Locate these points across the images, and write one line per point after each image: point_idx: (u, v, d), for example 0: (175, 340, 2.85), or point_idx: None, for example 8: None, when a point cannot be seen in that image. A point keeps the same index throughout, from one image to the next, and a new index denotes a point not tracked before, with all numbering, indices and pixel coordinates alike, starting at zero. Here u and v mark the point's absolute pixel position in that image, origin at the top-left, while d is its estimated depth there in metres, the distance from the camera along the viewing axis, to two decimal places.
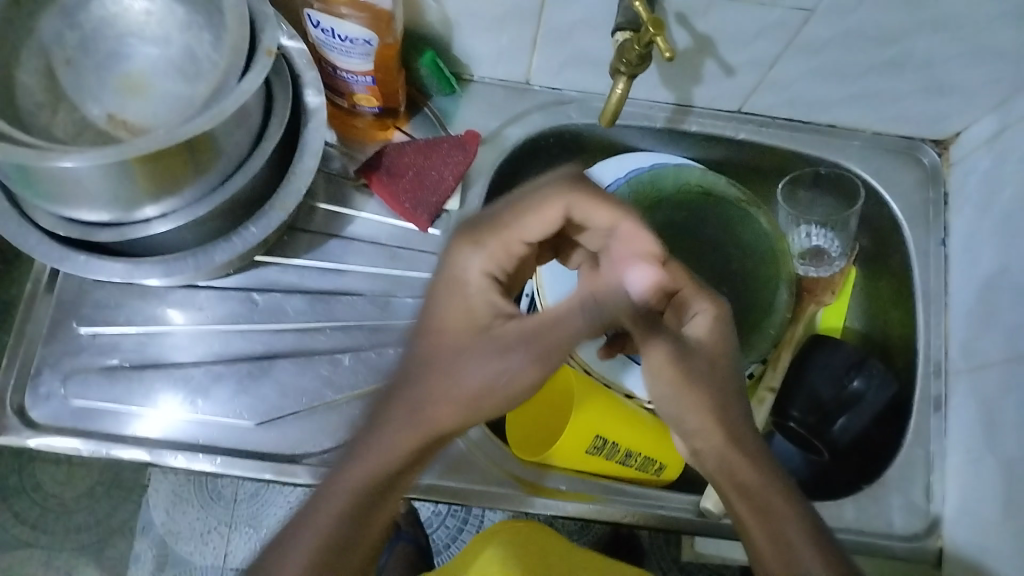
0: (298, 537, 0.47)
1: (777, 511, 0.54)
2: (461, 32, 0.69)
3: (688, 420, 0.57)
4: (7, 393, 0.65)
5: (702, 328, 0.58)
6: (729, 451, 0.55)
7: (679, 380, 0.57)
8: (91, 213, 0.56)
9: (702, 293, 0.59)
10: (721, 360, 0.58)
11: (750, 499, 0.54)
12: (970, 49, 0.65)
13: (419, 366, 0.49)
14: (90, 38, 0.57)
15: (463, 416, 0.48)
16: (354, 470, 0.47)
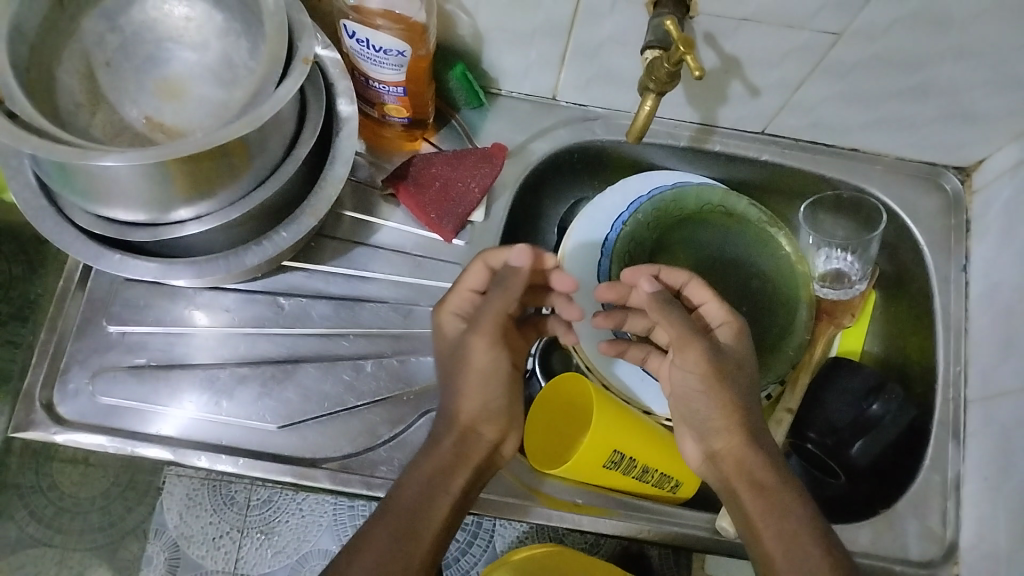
0: (367, 547, 0.55)
1: (783, 502, 0.59)
2: (491, 47, 0.70)
3: (713, 418, 0.62)
4: (36, 388, 0.66)
5: (730, 339, 0.63)
6: (748, 450, 0.61)
7: (706, 391, 0.62)
8: (127, 213, 0.57)
9: (726, 309, 0.64)
10: (746, 368, 0.62)
11: (757, 492, 0.60)
12: (996, 77, 0.65)
13: (441, 420, 0.63)
14: (130, 42, 0.59)
15: (468, 425, 0.62)
16: (403, 500, 0.58)
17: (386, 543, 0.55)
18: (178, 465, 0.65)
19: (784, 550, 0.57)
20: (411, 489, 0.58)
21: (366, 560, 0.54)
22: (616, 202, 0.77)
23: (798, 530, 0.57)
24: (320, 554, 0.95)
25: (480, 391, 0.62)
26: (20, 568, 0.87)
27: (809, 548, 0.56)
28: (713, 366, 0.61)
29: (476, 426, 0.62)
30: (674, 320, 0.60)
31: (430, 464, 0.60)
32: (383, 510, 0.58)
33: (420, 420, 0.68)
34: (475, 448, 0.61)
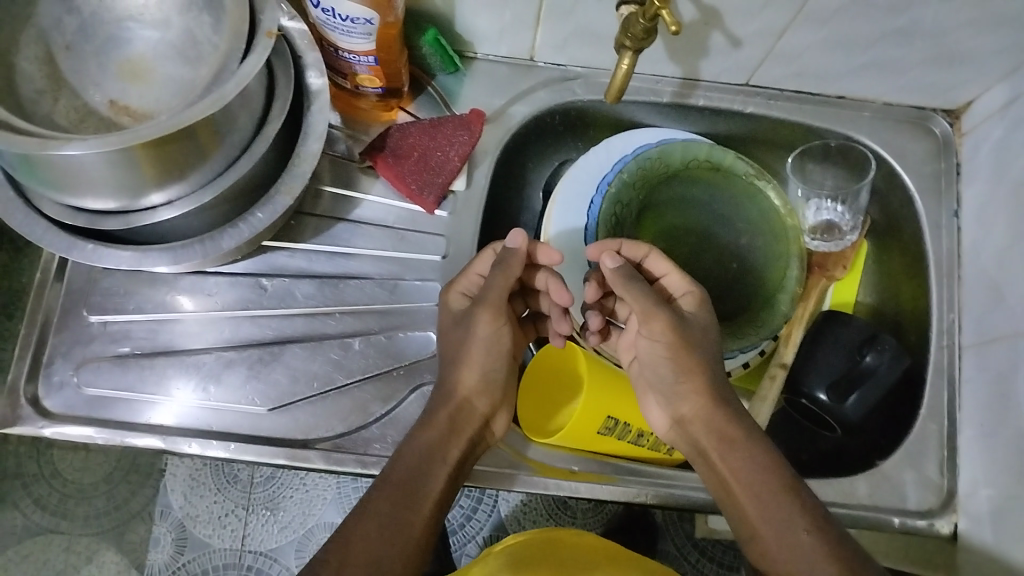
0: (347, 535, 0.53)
1: (750, 452, 0.57)
2: (463, 10, 0.68)
3: (680, 381, 0.60)
4: (20, 382, 0.65)
5: (693, 309, 0.62)
6: (715, 411, 0.59)
7: (673, 356, 0.60)
8: (97, 202, 0.55)
9: (689, 281, 0.64)
10: (712, 334, 0.62)
11: (727, 447, 0.58)
12: (982, 15, 0.63)
13: (436, 393, 0.62)
14: (89, 23, 0.57)
15: (463, 397, 0.61)
16: (400, 471, 0.57)
17: (386, 512, 0.54)
18: (170, 454, 0.64)
19: (754, 500, 0.56)
20: (407, 461, 0.57)
21: (365, 532, 0.53)
22: (601, 161, 0.76)
23: (765, 481, 0.56)
24: (325, 527, 0.96)
25: (480, 364, 0.62)
26: (27, 557, 0.83)
27: (778, 497, 0.55)
28: (678, 332, 0.60)
29: (472, 398, 0.61)
30: (636, 295, 0.60)
31: (424, 435, 0.59)
32: (381, 482, 0.56)
33: (411, 395, 0.67)
34: (469, 421, 0.61)
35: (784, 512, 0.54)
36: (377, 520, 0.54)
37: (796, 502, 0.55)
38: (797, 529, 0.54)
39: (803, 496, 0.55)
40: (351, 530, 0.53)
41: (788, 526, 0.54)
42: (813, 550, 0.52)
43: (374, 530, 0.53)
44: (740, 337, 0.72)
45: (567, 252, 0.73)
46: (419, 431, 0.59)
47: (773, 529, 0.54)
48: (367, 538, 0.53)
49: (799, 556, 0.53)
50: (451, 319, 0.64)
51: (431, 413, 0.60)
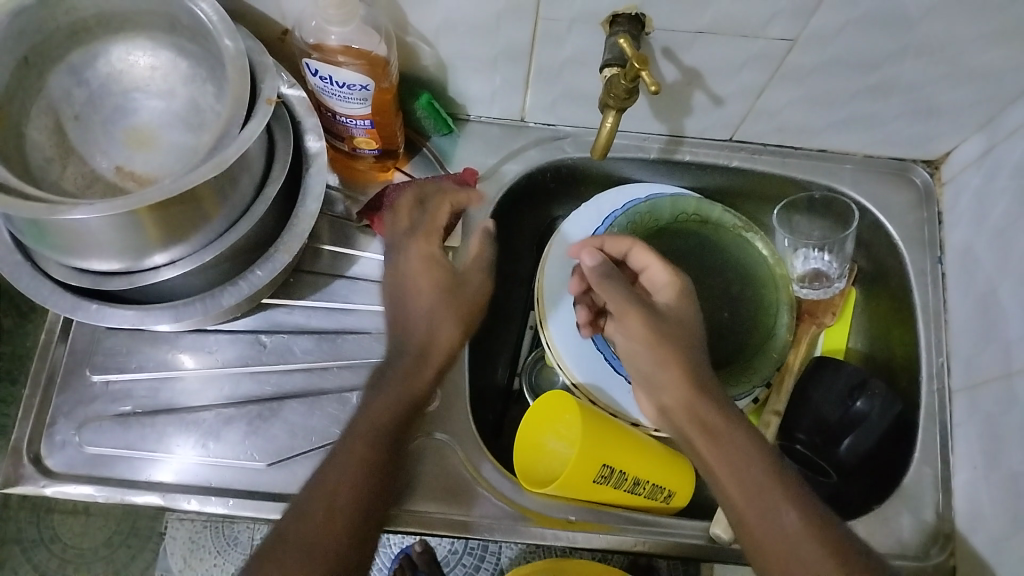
0: (329, 498, 0.55)
1: (734, 438, 0.58)
2: (455, 74, 0.71)
3: (659, 374, 0.61)
4: (23, 443, 0.66)
5: (672, 299, 0.64)
6: (695, 399, 0.59)
7: (651, 350, 0.61)
8: (102, 262, 0.57)
9: (669, 270, 0.65)
10: (691, 325, 0.62)
11: (706, 431, 0.59)
12: (952, 71, 0.66)
13: (397, 342, 0.61)
14: (97, 94, 0.60)
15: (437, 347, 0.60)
16: (372, 425, 0.58)
17: (362, 474, 0.56)
18: (170, 511, 0.65)
19: (737, 485, 0.57)
20: (379, 415, 0.58)
21: (349, 488, 0.55)
22: (591, 218, 0.78)
23: (755, 472, 0.57)
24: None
25: (454, 320, 0.61)
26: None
27: (762, 484, 0.56)
28: (653, 327, 0.61)
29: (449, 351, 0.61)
30: (610, 293, 0.63)
31: (396, 384, 0.59)
32: (357, 435, 0.57)
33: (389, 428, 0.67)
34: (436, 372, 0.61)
35: (771, 500, 0.56)
36: (349, 484, 0.55)
37: (783, 494, 0.56)
38: (783, 520, 0.55)
39: (781, 478, 0.57)
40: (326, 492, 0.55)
41: (775, 516, 0.55)
42: (798, 542, 0.54)
43: (347, 495, 0.55)
44: (734, 385, 0.73)
45: (559, 301, 0.76)
46: (385, 379, 0.60)
47: (757, 514, 0.55)
48: (341, 500, 0.55)
49: (785, 548, 0.54)
50: (412, 274, 0.63)
51: (400, 360, 0.60)
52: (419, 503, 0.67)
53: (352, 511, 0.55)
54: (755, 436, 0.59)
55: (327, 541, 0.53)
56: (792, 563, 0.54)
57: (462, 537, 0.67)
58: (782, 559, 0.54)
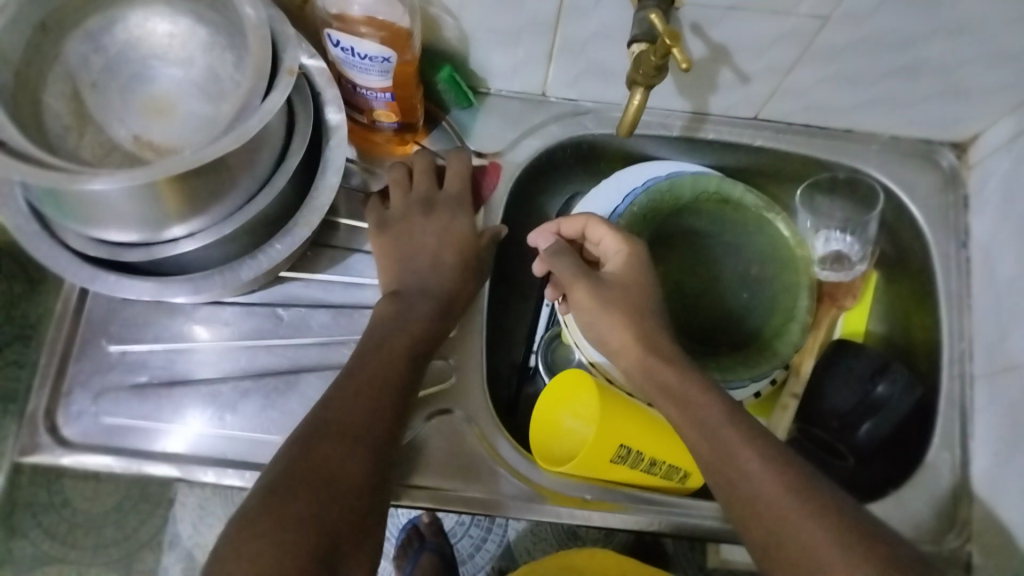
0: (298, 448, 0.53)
1: (693, 393, 0.57)
2: (477, 47, 0.70)
3: (611, 341, 0.61)
4: (40, 412, 0.66)
5: (618, 263, 0.64)
6: (649, 359, 0.60)
7: (598, 318, 0.62)
8: (121, 234, 0.57)
9: (621, 236, 0.65)
10: (636, 289, 0.62)
11: (667, 396, 0.58)
12: (986, 53, 0.64)
13: (412, 291, 0.65)
14: (115, 61, 0.59)
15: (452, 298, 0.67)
16: (365, 377, 0.58)
17: (378, 401, 0.57)
18: (185, 482, 0.65)
19: (699, 436, 0.56)
20: (372, 371, 0.59)
21: (339, 421, 0.55)
22: (611, 197, 0.78)
23: (715, 418, 0.56)
24: None
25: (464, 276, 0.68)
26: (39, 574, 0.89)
27: (723, 432, 0.55)
28: (599, 295, 0.62)
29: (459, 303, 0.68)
30: (560, 266, 0.64)
31: (412, 330, 0.63)
32: (333, 396, 0.57)
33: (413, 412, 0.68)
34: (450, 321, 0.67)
35: (732, 445, 0.55)
36: (367, 406, 0.57)
37: (742, 436, 0.55)
38: (746, 459, 0.54)
39: (740, 425, 0.56)
40: (329, 414, 0.55)
41: (736, 457, 0.54)
42: (763, 480, 0.53)
43: (366, 413, 0.56)
44: (754, 368, 0.72)
45: None
46: (381, 343, 0.61)
47: (722, 465, 0.54)
48: (360, 417, 0.56)
49: (750, 486, 0.53)
50: (431, 240, 0.68)
51: (416, 309, 0.64)
52: (434, 479, 0.67)
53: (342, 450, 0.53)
54: (710, 388, 0.58)
55: (356, 447, 0.54)
56: (758, 501, 0.53)
57: (477, 514, 0.67)
58: (747, 499, 0.53)
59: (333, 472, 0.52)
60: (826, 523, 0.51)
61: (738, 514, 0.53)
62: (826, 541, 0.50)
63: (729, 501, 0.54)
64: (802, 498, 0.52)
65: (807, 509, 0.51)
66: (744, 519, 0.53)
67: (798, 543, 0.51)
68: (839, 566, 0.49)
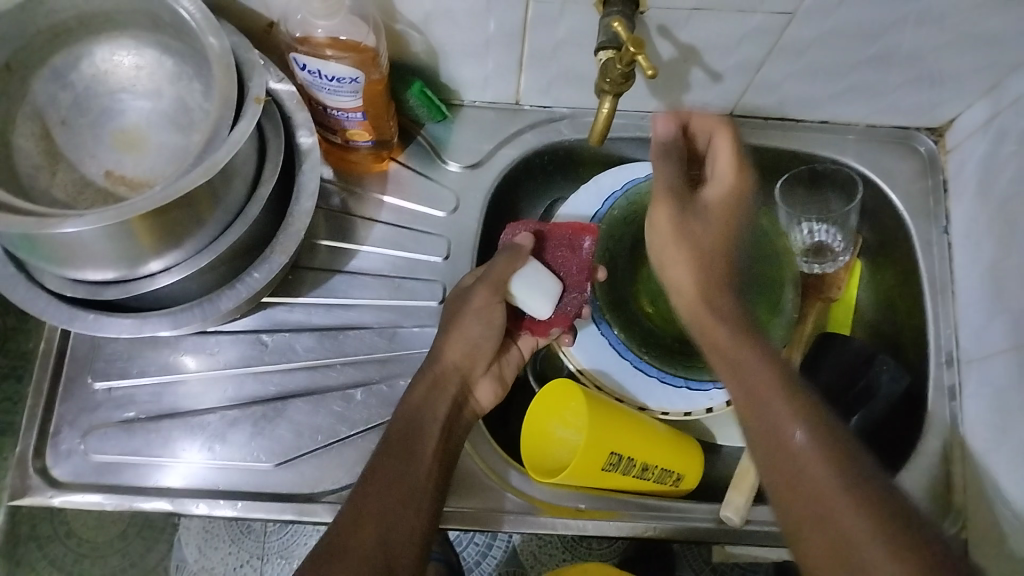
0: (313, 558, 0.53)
1: (744, 358, 0.54)
2: (447, 61, 0.69)
3: (671, 250, 0.59)
4: (28, 453, 0.66)
5: (712, 190, 0.61)
6: (698, 300, 0.58)
7: (671, 239, 0.59)
8: (97, 273, 0.56)
9: (738, 159, 0.61)
10: (729, 222, 0.60)
11: (713, 351, 0.56)
12: (954, 39, 0.64)
13: (424, 361, 0.65)
14: (83, 97, 0.59)
15: (447, 362, 0.64)
16: (386, 464, 0.58)
17: (399, 490, 0.57)
18: (179, 516, 0.65)
19: (749, 401, 0.53)
20: (391, 453, 0.59)
21: (358, 522, 0.55)
22: (591, 201, 0.77)
23: (761, 385, 0.53)
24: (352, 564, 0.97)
25: (465, 334, 0.65)
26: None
27: (769, 399, 0.52)
28: (686, 216, 0.59)
29: (454, 363, 0.64)
30: (660, 169, 0.61)
31: (417, 397, 0.62)
32: (364, 491, 0.57)
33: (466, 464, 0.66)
34: (448, 384, 0.64)
35: (778, 414, 0.51)
36: (405, 491, 0.57)
37: (786, 394, 0.52)
38: (789, 430, 0.50)
39: (792, 390, 0.52)
40: (365, 491, 0.57)
41: (781, 430, 0.51)
42: (804, 454, 0.49)
43: (392, 502, 0.56)
44: None
45: None
46: (410, 416, 0.61)
47: (768, 430, 0.51)
48: (394, 505, 0.56)
49: (789, 458, 0.50)
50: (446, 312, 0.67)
51: (420, 377, 0.63)
52: None
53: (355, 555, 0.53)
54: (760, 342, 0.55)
55: (360, 549, 0.54)
56: (799, 482, 0.49)
57: (471, 530, 0.66)
58: (785, 460, 0.50)
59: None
60: (859, 499, 0.47)
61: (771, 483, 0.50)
62: (858, 523, 0.46)
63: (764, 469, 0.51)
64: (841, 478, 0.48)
65: (847, 483, 0.48)
66: (778, 491, 0.50)
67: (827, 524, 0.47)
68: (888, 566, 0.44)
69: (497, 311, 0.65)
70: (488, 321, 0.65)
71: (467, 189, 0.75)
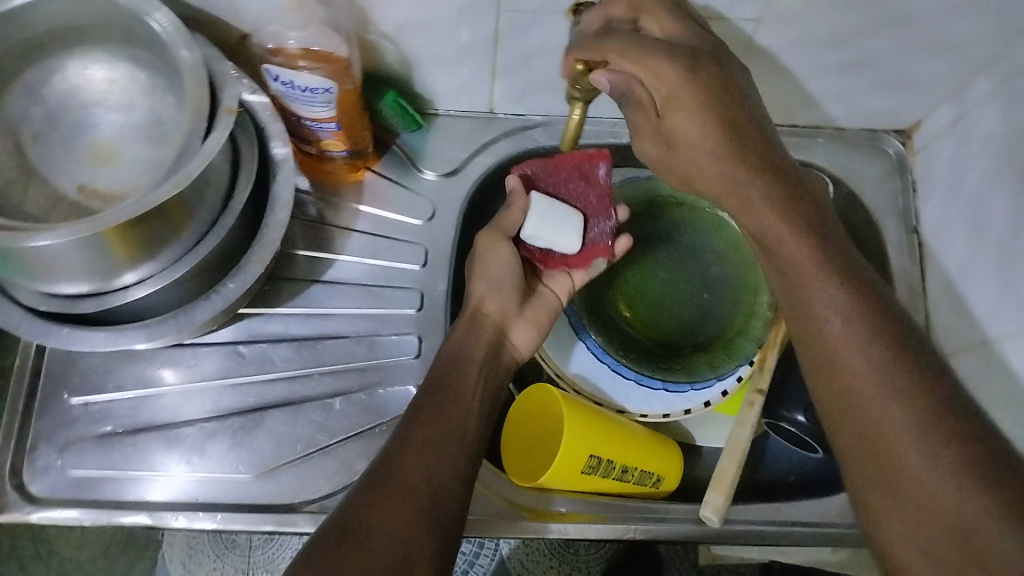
0: (366, 484, 0.54)
1: (793, 241, 0.57)
2: (421, 70, 0.70)
3: (683, 179, 0.61)
4: (5, 470, 0.65)
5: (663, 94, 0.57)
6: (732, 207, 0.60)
7: (676, 169, 0.60)
8: (71, 286, 0.56)
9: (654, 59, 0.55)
10: (710, 133, 0.56)
11: (764, 251, 0.59)
12: (919, 43, 0.66)
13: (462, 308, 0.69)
14: (55, 111, 0.59)
15: (475, 306, 0.68)
16: (431, 398, 0.60)
17: (448, 419, 0.59)
18: (159, 530, 0.64)
19: (800, 288, 0.56)
20: (435, 387, 0.61)
21: (415, 446, 0.56)
22: None
23: (822, 301, 0.54)
24: None
25: (487, 279, 0.68)
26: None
27: (820, 289, 0.54)
28: (678, 149, 0.59)
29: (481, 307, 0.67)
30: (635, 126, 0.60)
31: (453, 342, 0.65)
32: (415, 417, 0.59)
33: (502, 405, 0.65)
34: (482, 325, 0.67)
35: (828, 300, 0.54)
36: (448, 428, 0.59)
37: (831, 285, 0.54)
38: (846, 339, 0.52)
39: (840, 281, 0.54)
40: (413, 426, 0.58)
41: (821, 321, 0.54)
42: (859, 365, 0.50)
43: (441, 429, 0.58)
44: (718, 366, 0.73)
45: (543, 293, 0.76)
46: (452, 355, 0.64)
47: (809, 321, 0.54)
48: (441, 441, 0.57)
49: (841, 372, 0.51)
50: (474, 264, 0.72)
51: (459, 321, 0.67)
52: None
53: (412, 478, 0.54)
54: (820, 250, 0.56)
55: (421, 466, 0.55)
56: (837, 369, 0.51)
57: None
58: (822, 351, 0.53)
59: (401, 497, 0.53)
60: (907, 409, 0.47)
61: (824, 397, 0.52)
62: (908, 432, 0.47)
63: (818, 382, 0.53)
64: (897, 390, 0.48)
65: (878, 369, 0.50)
66: (829, 402, 0.52)
67: (880, 435, 0.48)
68: (919, 459, 0.46)
69: (504, 250, 0.68)
70: (504, 260, 0.68)
71: (443, 196, 0.76)
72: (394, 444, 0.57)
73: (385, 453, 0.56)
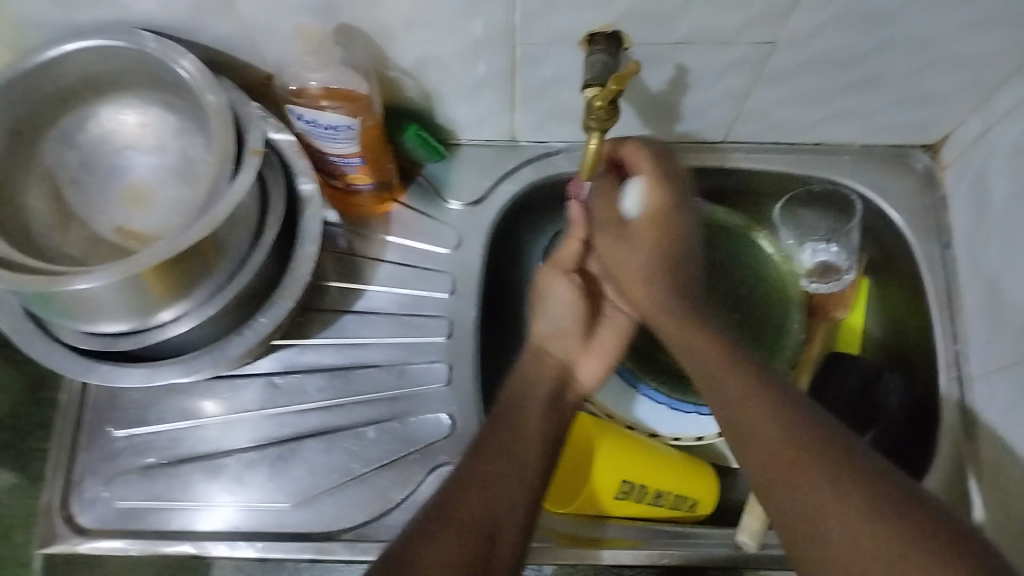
0: (425, 518, 0.56)
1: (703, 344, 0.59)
2: (442, 103, 0.71)
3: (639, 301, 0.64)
4: (55, 503, 0.68)
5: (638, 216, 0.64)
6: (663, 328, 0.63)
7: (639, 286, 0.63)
8: (111, 325, 0.59)
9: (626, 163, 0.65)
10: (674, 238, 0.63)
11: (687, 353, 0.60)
12: (939, 58, 0.65)
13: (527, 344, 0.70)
14: (93, 156, 0.62)
15: (539, 344, 0.68)
16: (498, 433, 0.61)
17: (513, 456, 0.60)
18: (200, 559, 0.66)
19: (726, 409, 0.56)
20: (500, 422, 0.62)
21: (477, 482, 0.57)
22: None
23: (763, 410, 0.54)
24: None
25: (550, 318, 0.69)
26: None
27: (747, 396, 0.55)
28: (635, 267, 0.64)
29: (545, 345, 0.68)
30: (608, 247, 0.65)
31: (520, 378, 0.66)
32: (480, 452, 0.60)
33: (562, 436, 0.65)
34: (549, 365, 0.67)
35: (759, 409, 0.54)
36: (514, 461, 0.59)
37: (754, 396, 0.55)
38: (801, 470, 0.51)
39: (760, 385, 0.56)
40: (478, 459, 0.59)
41: (754, 427, 0.54)
42: (815, 490, 0.50)
43: (504, 466, 0.59)
44: None
45: None
46: (517, 395, 0.64)
47: (746, 433, 0.54)
48: (503, 478, 0.58)
49: (786, 479, 0.51)
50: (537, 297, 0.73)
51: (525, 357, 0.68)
52: None
53: (470, 515, 0.55)
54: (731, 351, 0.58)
55: (481, 504, 0.56)
56: (782, 475, 0.51)
57: None
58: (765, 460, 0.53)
59: (455, 533, 0.54)
60: (867, 531, 0.47)
61: (786, 530, 0.50)
62: (863, 545, 0.47)
63: (778, 510, 0.51)
64: (841, 497, 0.49)
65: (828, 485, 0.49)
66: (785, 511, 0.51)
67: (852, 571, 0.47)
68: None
69: (561, 288, 0.69)
70: (561, 299, 0.69)
71: (469, 224, 0.77)
72: (456, 479, 0.58)
73: (445, 489, 0.58)
